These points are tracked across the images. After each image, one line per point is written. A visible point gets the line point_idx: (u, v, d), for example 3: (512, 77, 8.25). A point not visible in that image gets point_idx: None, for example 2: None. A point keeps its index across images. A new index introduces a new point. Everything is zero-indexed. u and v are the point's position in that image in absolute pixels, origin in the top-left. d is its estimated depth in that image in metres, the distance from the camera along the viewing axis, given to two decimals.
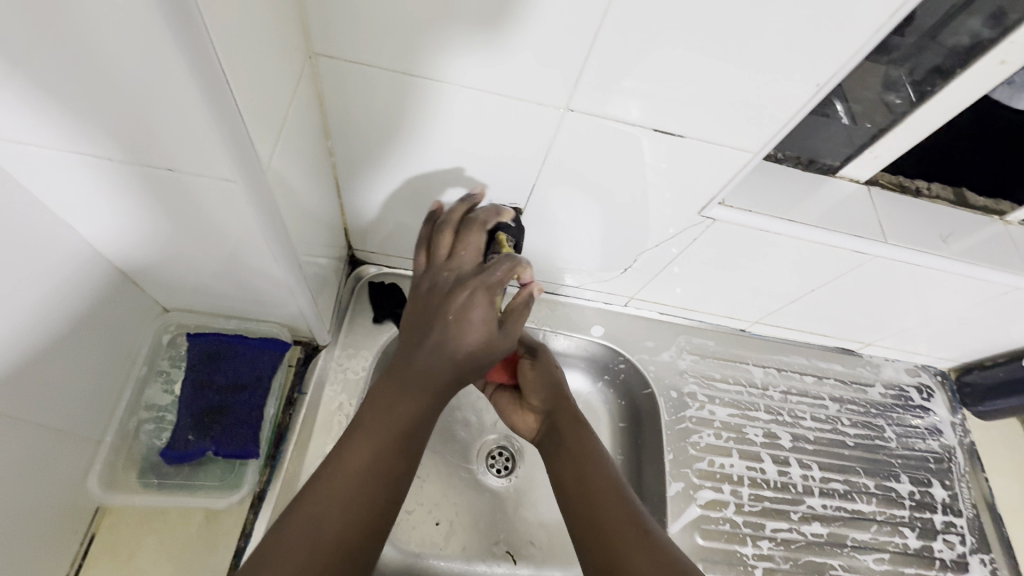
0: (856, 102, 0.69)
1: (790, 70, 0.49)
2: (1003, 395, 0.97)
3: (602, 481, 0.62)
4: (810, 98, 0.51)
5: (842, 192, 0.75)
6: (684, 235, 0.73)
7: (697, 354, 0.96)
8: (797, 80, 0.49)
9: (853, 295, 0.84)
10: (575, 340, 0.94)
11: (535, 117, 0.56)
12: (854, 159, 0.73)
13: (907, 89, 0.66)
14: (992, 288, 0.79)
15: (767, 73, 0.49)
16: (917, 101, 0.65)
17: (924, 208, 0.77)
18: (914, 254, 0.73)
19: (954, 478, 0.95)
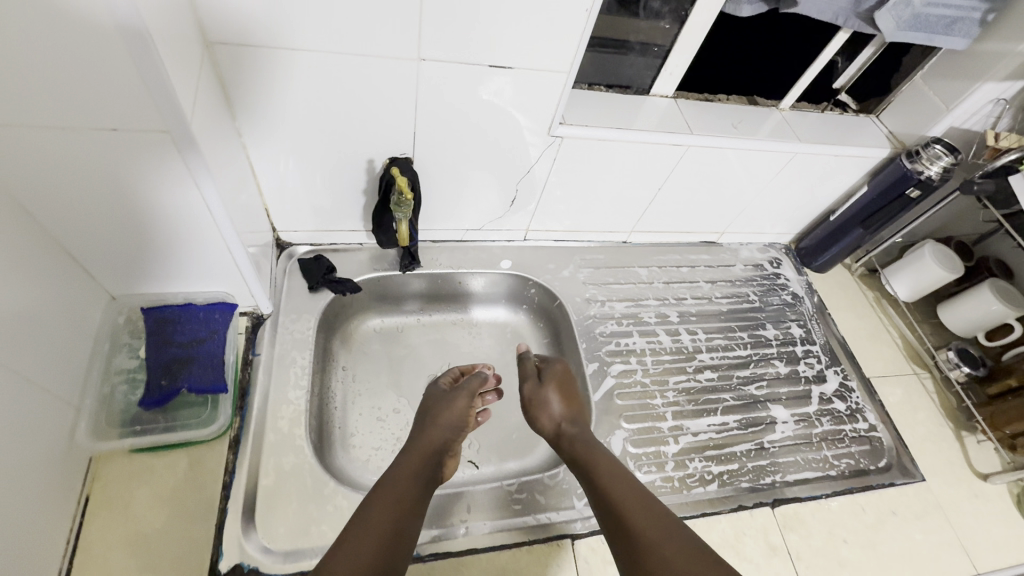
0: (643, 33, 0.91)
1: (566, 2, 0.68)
2: (826, 247, 1.24)
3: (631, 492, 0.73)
4: (588, 21, 0.72)
5: (656, 104, 0.97)
6: (545, 157, 0.92)
7: (592, 266, 1.15)
8: (575, 9, 0.69)
9: (691, 186, 1.07)
10: (489, 275, 1.10)
11: (399, 70, 0.73)
12: (657, 78, 0.96)
13: (671, 16, 0.88)
14: (780, 157, 1.04)
15: (552, 7, 0.69)
16: (681, 24, 0.88)
17: (719, 107, 1.01)
18: (713, 138, 0.96)
19: (806, 319, 1.21)
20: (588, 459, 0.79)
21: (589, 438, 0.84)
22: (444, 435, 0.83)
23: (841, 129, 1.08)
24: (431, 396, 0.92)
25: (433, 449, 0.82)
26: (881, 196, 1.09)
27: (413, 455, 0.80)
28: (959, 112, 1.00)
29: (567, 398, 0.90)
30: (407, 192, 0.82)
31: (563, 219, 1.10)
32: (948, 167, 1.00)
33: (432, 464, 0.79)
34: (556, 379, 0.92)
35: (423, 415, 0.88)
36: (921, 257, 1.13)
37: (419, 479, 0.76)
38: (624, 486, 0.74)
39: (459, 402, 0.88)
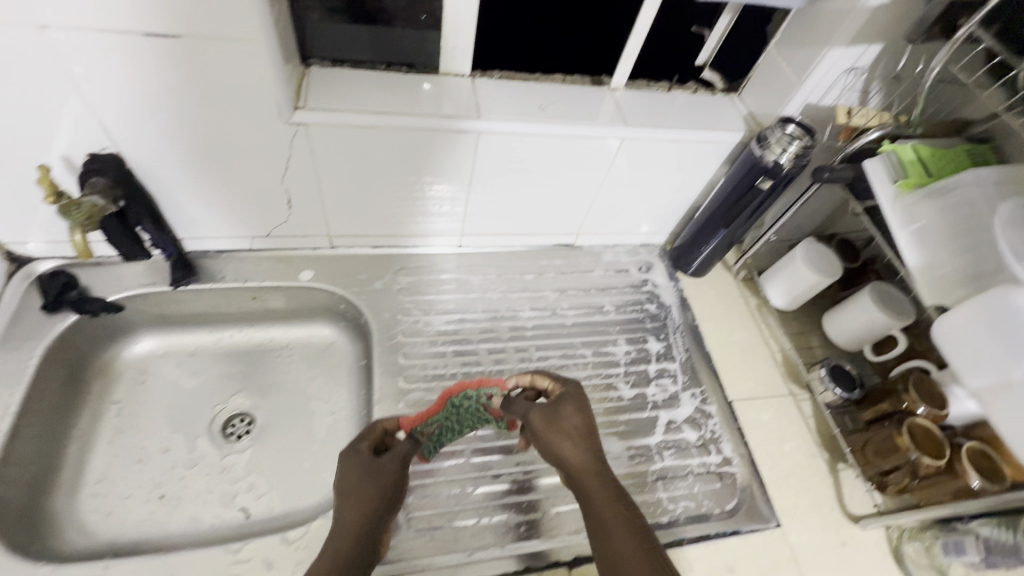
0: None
1: None
2: (696, 249, 1.07)
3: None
4: None
5: (442, 85, 0.82)
6: (297, 151, 0.77)
7: (413, 277, 1.01)
8: None
9: (510, 181, 0.92)
10: (286, 289, 0.96)
11: (24, 43, 0.58)
12: (442, 54, 0.81)
13: None
14: (605, 145, 0.88)
15: None
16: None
17: (529, 89, 0.86)
18: (510, 124, 0.81)
19: (669, 333, 1.04)
20: (603, 518, 0.67)
21: (600, 483, 0.70)
22: (380, 514, 0.68)
23: (688, 112, 0.92)
24: (348, 469, 0.70)
25: (372, 536, 0.67)
26: (738, 186, 0.92)
27: (346, 536, 0.65)
28: (811, 86, 0.83)
29: (583, 435, 0.74)
30: (50, 192, 0.67)
31: (369, 223, 0.95)
32: (798, 151, 0.84)
33: (368, 540, 0.66)
34: (571, 406, 0.76)
35: (359, 497, 0.68)
36: (796, 257, 0.98)
37: (355, 565, 0.63)
38: (626, 528, 0.65)
39: (389, 466, 0.72)
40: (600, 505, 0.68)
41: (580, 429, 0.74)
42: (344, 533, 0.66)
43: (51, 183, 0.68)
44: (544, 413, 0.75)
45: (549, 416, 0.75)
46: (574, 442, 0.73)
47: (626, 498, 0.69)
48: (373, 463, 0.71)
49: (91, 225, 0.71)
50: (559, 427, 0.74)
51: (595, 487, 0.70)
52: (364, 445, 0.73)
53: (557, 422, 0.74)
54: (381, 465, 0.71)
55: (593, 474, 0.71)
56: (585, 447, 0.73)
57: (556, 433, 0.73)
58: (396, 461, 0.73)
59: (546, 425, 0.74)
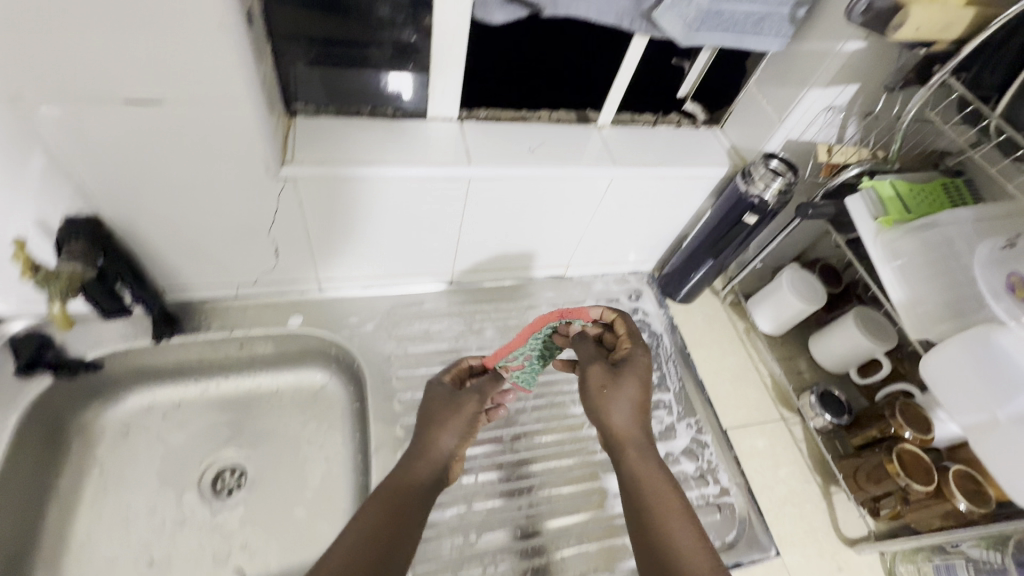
0: (382, 48, 0.75)
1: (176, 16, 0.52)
2: (685, 275, 1.09)
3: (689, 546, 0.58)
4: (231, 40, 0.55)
5: (430, 130, 0.81)
6: (284, 203, 0.75)
7: (405, 318, 0.99)
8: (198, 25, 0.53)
9: (502, 220, 0.92)
10: (274, 336, 0.94)
11: None
12: (429, 98, 0.80)
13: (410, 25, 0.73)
14: (596, 184, 0.89)
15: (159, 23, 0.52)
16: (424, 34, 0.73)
17: (518, 130, 0.86)
18: (499, 168, 0.80)
19: (662, 362, 1.05)
20: (639, 499, 0.63)
21: (646, 464, 0.66)
22: (451, 442, 0.74)
23: (673, 147, 0.94)
24: (431, 402, 0.78)
25: (440, 458, 0.72)
26: (724, 219, 0.94)
27: (417, 454, 0.72)
28: (791, 124, 0.86)
29: (637, 407, 0.70)
30: (26, 267, 0.68)
31: (358, 266, 0.94)
32: (782, 188, 0.86)
33: (437, 463, 0.72)
34: (631, 375, 0.71)
35: (435, 424, 0.75)
36: (780, 286, 1.01)
37: (423, 480, 0.69)
38: (665, 514, 0.61)
39: (468, 401, 0.78)
40: (640, 485, 0.64)
41: (636, 402, 0.70)
42: (417, 452, 0.72)
43: (28, 260, 0.69)
44: (605, 373, 0.72)
45: (610, 376, 0.71)
46: (627, 412, 0.69)
47: (672, 484, 0.64)
48: (453, 396, 0.78)
49: (70, 294, 0.69)
50: (614, 391, 0.70)
51: (643, 465, 0.66)
52: (441, 382, 0.81)
53: (615, 386, 0.71)
54: (460, 399, 0.78)
55: (639, 454, 0.67)
56: (636, 416, 0.70)
57: (611, 400, 0.70)
58: (477, 398, 0.78)
59: (602, 390, 0.71)
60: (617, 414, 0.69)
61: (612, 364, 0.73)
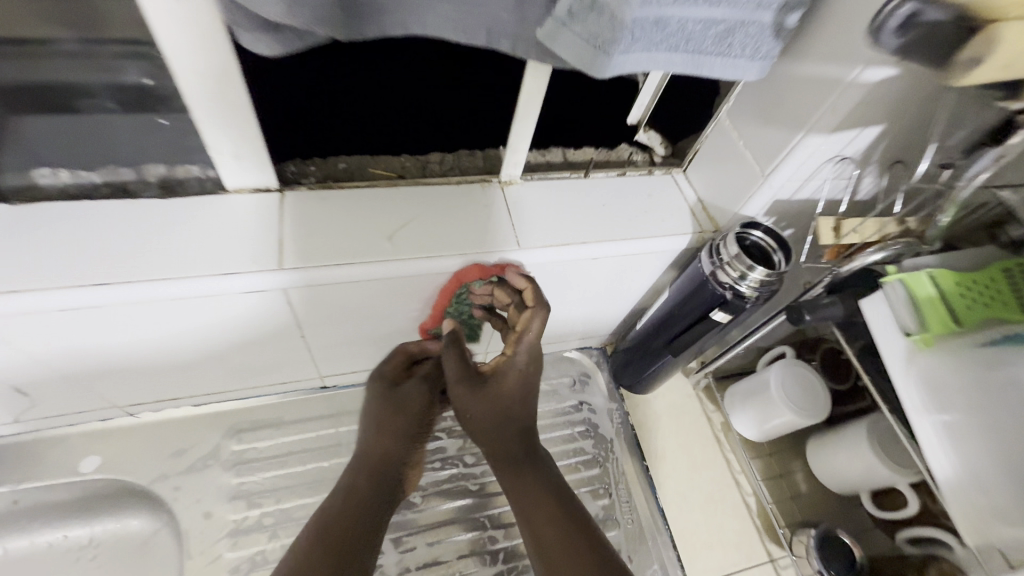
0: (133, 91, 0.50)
1: None
2: (639, 366, 0.80)
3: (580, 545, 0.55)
4: None
5: (228, 214, 0.54)
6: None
7: (256, 443, 0.73)
8: None
9: (368, 321, 0.64)
10: (66, 486, 0.68)
11: None
12: (218, 165, 0.52)
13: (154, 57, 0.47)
14: (497, 271, 0.60)
15: None
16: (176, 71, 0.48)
17: (372, 200, 0.58)
18: (333, 269, 0.53)
19: (611, 483, 0.79)
20: (526, 511, 0.59)
21: (533, 479, 0.60)
22: (398, 454, 0.63)
23: (611, 208, 0.66)
24: (371, 400, 0.65)
25: (381, 471, 0.62)
26: (685, 307, 0.66)
27: (361, 472, 0.61)
28: (780, 182, 0.58)
29: (503, 418, 0.61)
30: None
31: (173, 387, 0.67)
32: (765, 279, 0.58)
33: (385, 477, 0.62)
34: (506, 384, 0.61)
35: (381, 425, 0.63)
36: (769, 387, 0.74)
37: (364, 501, 0.59)
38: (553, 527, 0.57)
39: (414, 395, 0.64)
40: (521, 488, 0.60)
41: (501, 412, 0.61)
42: (362, 464, 0.62)
43: None
44: (464, 391, 0.60)
45: (474, 393, 0.60)
46: (492, 423, 0.61)
47: (564, 498, 0.60)
48: (395, 392, 0.65)
49: None
50: (476, 411, 0.60)
51: (525, 476, 0.61)
52: (390, 370, 0.66)
53: (490, 401, 0.61)
54: (405, 395, 0.64)
55: (528, 474, 0.61)
56: (501, 426, 0.61)
57: (484, 412, 0.61)
58: (426, 390, 0.65)
59: (473, 410, 0.60)
60: (483, 429, 0.61)
61: (479, 377, 0.61)
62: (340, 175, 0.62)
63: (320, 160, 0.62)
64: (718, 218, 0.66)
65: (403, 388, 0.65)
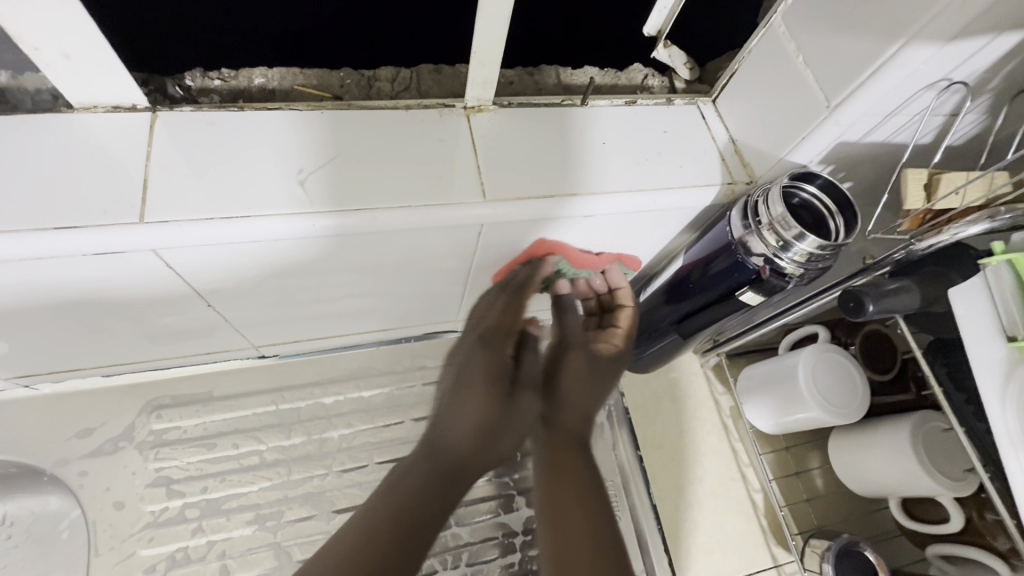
0: None
1: None
2: (642, 343, 0.66)
3: (596, 530, 0.54)
4: None
5: (77, 142, 0.39)
6: None
7: (181, 422, 0.62)
8: None
9: (297, 285, 0.49)
10: None
11: None
12: (42, 71, 0.37)
13: None
14: (457, 229, 0.46)
15: None
16: None
17: (283, 129, 0.42)
18: (222, 226, 0.39)
19: (601, 475, 0.69)
20: (560, 524, 0.55)
21: (576, 474, 0.58)
22: (483, 444, 0.60)
23: (616, 147, 0.49)
24: (470, 397, 0.60)
25: (454, 465, 0.58)
26: (701, 281, 0.52)
27: (437, 462, 0.58)
28: (852, 118, 0.41)
29: (587, 398, 0.64)
30: None
31: (65, 356, 0.54)
32: (814, 252, 0.43)
33: (453, 480, 0.58)
34: (604, 367, 0.65)
35: (484, 435, 0.60)
36: (796, 377, 0.60)
37: (436, 494, 0.57)
38: (580, 528, 0.54)
39: (525, 396, 0.64)
40: (563, 473, 0.59)
41: (594, 385, 0.64)
42: (437, 462, 0.58)
43: None
44: (578, 356, 0.65)
45: (590, 358, 0.65)
46: (579, 400, 0.64)
47: (595, 481, 0.58)
48: (511, 393, 0.62)
49: None
50: (576, 380, 0.64)
51: (575, 463, 0.59)
52: (504, 356, 0.63)
53: (574, 389, 0.63)
54: (518, 399, 0.63)
55: (573, 483, 0.58)
56: (575, 404, 0.63)
57: (568, 394, 0.63)
58: (535, 400, 0.64)
59: (568, 376, 0.64)
60: (573, 394, 0.63)
61: (588, 352, 0.65)
62: (257, 96, 0.49)
63: (234, 74, 0.49)
64: (755, 165, 0.50)
65: (507, 351, 0.63)
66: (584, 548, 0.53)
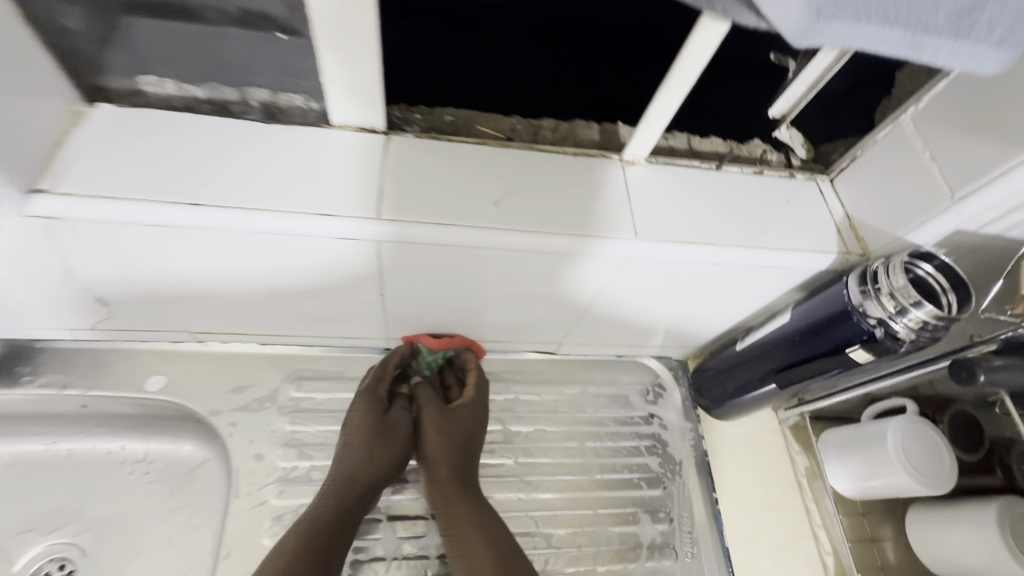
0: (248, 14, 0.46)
1: None
2: (738, 389, 0.71)
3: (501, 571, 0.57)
4: None
5: (334, 149, 0.50)
6: (78, 248, 0.47)
7: (314, 394, 0.71)
8: None
9: (451, 287, 0.58)
10: (124, 399, 0.68)
11: None
12: (324, 95, 0.48)
13: None
14: (600, 260, 0.54)
15: None
16: None
17: (482, 160, 0.53)
18: (431, 229, 0.48)
19: (673, 507, 0.73)
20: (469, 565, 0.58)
21: (476, 516, 0.61)
22: (377, 471, 0.63)
23: (743, 208, 0.57)
24: (359, 430, 0.64)
25: (356, 489, 0.62)
26: (806, 335, 0.58)
27: (336, 491, 0.61)
28: (977, 210, 0.47)
29: (471, 441, 0.67)
30: None
31: (244, 321, 0.64)
32: (928, 321, 0.48)
33: (354, 507, 0.61)
34: (464, 417, 0.68)
35: (373, 461, 0.63)
36: (883, 441, 0.64)
37: (340, 521, 0.60)
38: (485, 558, 0.58)
39: (400, 428, 0.67)
40: (464, 515, 0.62)
41: (469, 431, 0.67)
42: (338, 490, 0.61)
43: None
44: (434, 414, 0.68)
45: (440, 415, 0.67)
46: (459, 441, 0.66)
47: (496, 523, 0.62)
48: (384, 418, 0.66)
49: None
50: (450, 425, 0.67)
51: (469, 507, 0.62)
52: (380, 395, 0.67)
53: (454, 427, 0.67)
54: (392, 420, 0.67)
55: (474, 523, 0.61)
56: (460, 446, 0.66)
57: (440, 439, 0.66)
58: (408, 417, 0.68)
59: (432, 424, 0.67)
60: (449, 438, 0.66)
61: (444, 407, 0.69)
62: None
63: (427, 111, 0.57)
64: (869, 240, 0.56)
65: (379, 393, 0.67)
66: None
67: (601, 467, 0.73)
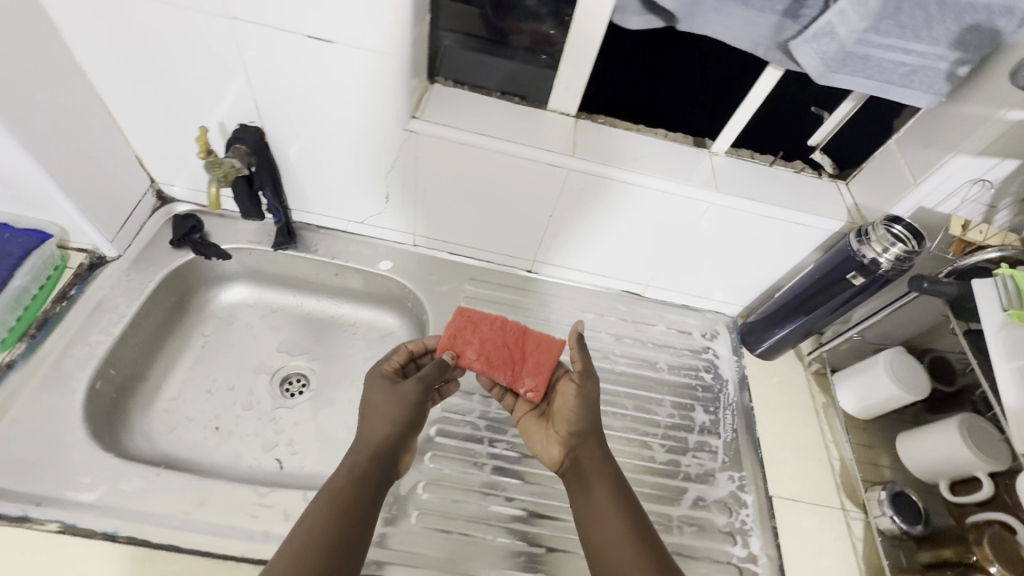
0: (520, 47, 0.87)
1: (369, 20, 0.69)
2: (774, 327, 1.00)
3: (626, 524, 0.66)
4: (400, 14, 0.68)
5: (551, 122, 0.88)
6: (405, 155, 0.86)
7: (481, 291, 1.05)
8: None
9: (593, 217, 0.93)
10: (365, 272, 1.04)
11: (219, 58, 0.76)
12: (552, 91, 0.88)
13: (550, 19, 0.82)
14: (693, 205, 0.88)
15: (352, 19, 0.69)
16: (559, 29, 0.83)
17: (630, 138, 0.90)
18: (599, 165, 0.84)
19: (720, 406, 1.00)
20: (595, 524, 0.67)
21: (605, 480, 0.70)
22: (392, 430, 0.71)
23: (786, 188, 0.90)
24: (378, 400, 0.73)
25: (382, 451, 0.69)
26: (824, 273, 0.88)
27: (364, 453, 0.69)
28: (928, 189, 0.80)
29: (586, 413, 0.76)
30: (203, 149, 0.80)
31: (453, 230, 1.01)
32: (900, 254, 0.79)
33: (375, 471, 0.68)
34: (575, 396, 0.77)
35: (385, 426, 0.70)
36: (878, 363, 0.91)
37: (366, 482, 0.66)
38: (611, 513, 0.67)
39: (409, 392, 0.73)
40: (592, 479, 0.71)
41: (580, 404, 0.76)
42: (363, 458, 0.68)
43: (206, 142, 0.80)
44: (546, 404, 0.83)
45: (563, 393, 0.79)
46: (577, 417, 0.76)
47: (620, 484, 0.71)
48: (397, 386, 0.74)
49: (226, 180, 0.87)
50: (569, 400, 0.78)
51: (594, 478, 0.71)
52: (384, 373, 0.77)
53: (580, 404, 0.76)
54: (404, 386, 0.74)
55: (606, 488, 0.70)
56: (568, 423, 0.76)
57: (563, 415, 0.77)
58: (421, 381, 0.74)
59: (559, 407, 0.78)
60: (567, 412, 0.77)
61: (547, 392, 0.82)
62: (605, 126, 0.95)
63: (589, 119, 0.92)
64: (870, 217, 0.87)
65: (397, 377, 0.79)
66: (620, 541, 0.64)
67: (669, 371, 1.02)
